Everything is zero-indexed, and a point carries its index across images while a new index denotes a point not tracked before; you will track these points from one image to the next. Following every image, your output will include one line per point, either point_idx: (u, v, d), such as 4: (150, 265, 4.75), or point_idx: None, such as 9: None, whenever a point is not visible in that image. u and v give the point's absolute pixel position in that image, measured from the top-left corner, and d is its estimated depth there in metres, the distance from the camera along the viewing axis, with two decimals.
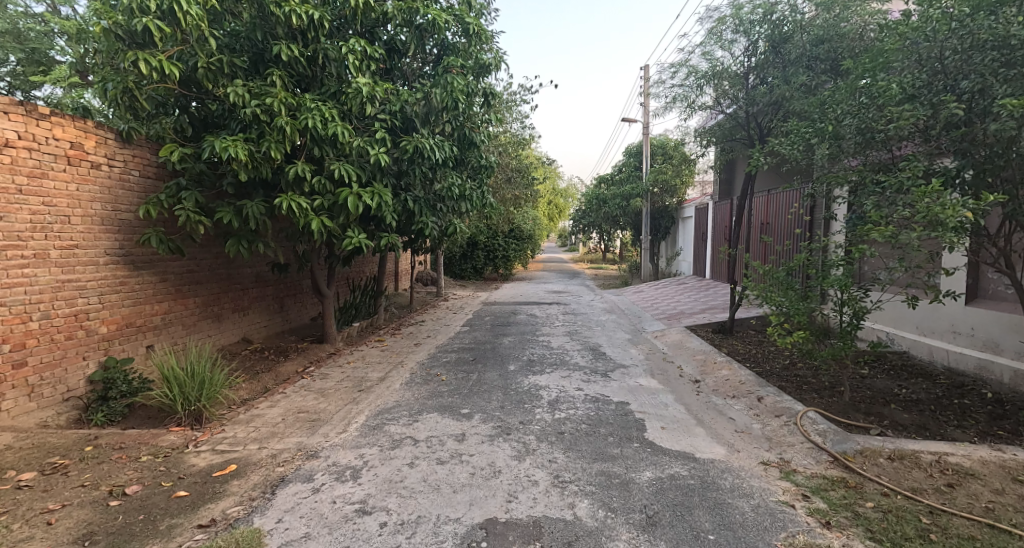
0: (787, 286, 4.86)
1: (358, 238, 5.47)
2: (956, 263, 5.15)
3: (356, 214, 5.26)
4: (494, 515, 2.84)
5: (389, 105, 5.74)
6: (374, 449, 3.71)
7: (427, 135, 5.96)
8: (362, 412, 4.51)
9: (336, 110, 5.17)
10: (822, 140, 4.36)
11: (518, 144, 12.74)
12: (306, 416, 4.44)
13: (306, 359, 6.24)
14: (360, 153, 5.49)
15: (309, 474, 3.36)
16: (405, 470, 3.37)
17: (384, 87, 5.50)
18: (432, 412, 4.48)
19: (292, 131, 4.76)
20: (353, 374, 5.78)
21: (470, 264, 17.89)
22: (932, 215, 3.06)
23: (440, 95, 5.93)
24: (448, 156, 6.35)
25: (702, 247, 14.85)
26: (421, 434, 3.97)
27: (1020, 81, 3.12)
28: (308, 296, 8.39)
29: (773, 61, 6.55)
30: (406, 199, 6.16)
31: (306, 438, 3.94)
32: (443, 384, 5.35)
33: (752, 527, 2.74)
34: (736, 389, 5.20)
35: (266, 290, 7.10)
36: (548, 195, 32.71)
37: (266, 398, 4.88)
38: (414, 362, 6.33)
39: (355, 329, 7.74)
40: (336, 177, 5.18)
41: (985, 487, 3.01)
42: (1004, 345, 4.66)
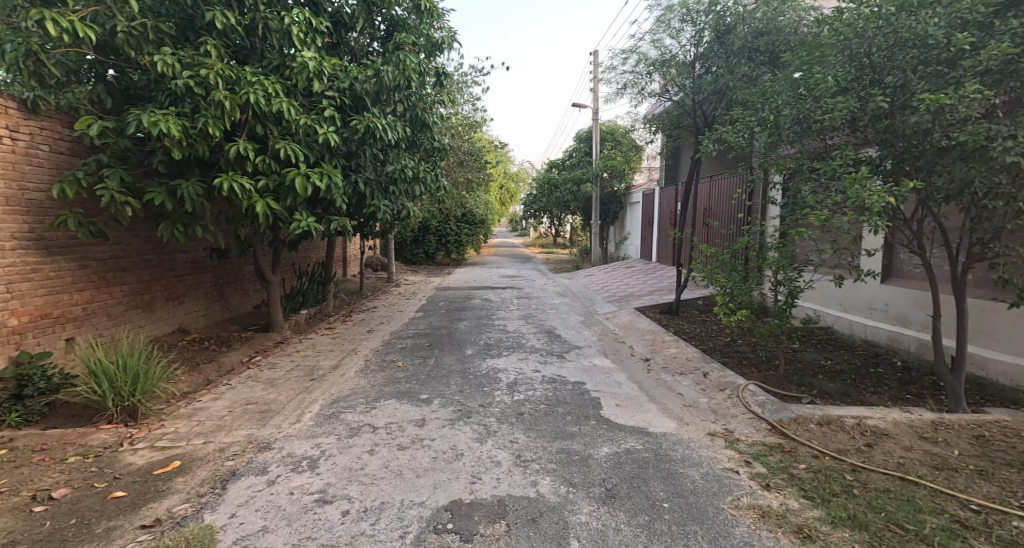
0: (732, 268, 5.26)
1: (307, 221, 5.30)
2: (875, 245, 5.62)
3: (304, 196, 5.04)
4: (459, 497, 2.92)
5: (338, 82, 5.54)
6: (331, 438, 3.69)
7: (379, 114, 5.77)
8: (316, 401, 4.47)
9: (279, 85, 4.95)
10: (763, 128, 4.62)
11: (470, 127, 12.71)
12: (255, 407, 4.35)
13: (251, 349, 6.05)
14: (307, 132, 5.29)
15: (262, 466, 3.32)
16: (366, 457, 3.40)
17: (331, 63, 5.30)
18: (390, 399, 4.48)
19: (232, 107, 4.51)
20: (304, 362, 5.69)
21: (422, 249, 17.69)
22: (860, 201, 3.37)
23: (392, 72, 5.72)
24: (400, 137, 6.25)
25: (650, 231, 15.39)
26: (379, 421, 3.98)
27: (933, 78, 3.41)
28: (251, 283, 8.09)
29: (717, 51, 6.82)
30: (357, 181, 6.01)
31: (256, 430, 3.87)
32: (400, 370, 5.35)
33: (702, 493, 2.96)
34: (683, 365, 5.51)
35: (202, 277, 6.79)
36: (499, 179, 32.63)
37: (208, 390, 4.73)
38: (368, 349, 6.28)
39: (304, 317, 7.55)
40: (282, 156, 4.97)
41: (897, 445, 3.34)
42: (912, 318, 5.13)
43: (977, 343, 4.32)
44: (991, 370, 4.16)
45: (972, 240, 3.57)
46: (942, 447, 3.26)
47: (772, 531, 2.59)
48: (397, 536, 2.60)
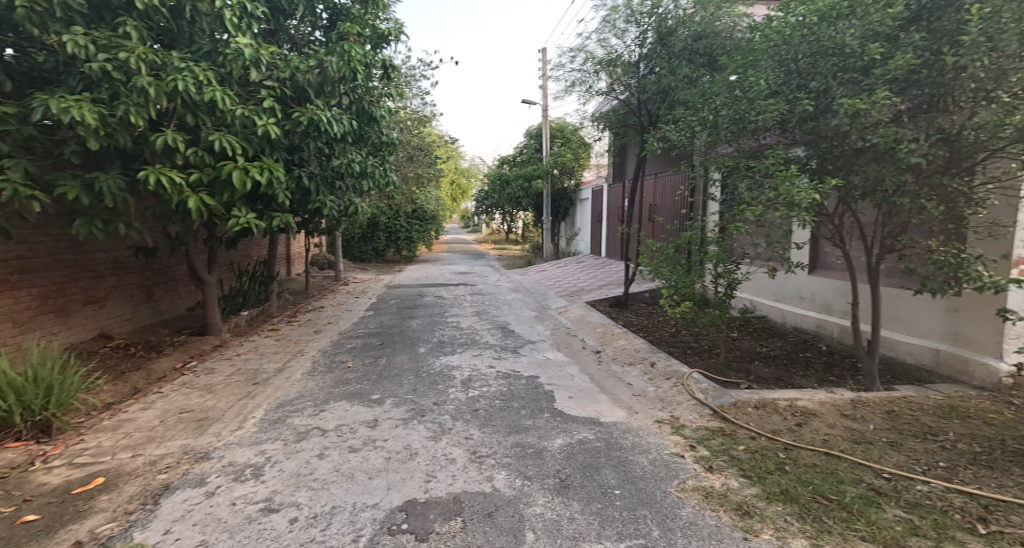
0: (676, 262, 5.53)
1: (246, 217, 5.08)
2: (803, 239, 6.01)
3: (243, 191, 4.77)
4: (413, 496, 2.88)
5: (277, 72, 5.36)
6: (276, 444, 3.57)
7: (323, 106, 5.55)
8: (259, 406, 4.32)
9: (211, 72, 4.69)
10: (704, 128, 4.86)
11: (419, 122, 12.62)
12: (190, 416, 4.14)
13: (186, 354, 5.77)
14: (245, 124, 5.04)
15: (200, 477, 3.13)
16: (315, 462, 3.30)
17: (269, 50, 5.09)
18: (340, 400, 4.43)
19: (157, 94, 4.21)
20: (245, 366, 5.49)
21: (371, 246, 17.34)
22: (790, 198, 3.63)
23: (337, 64, 5.53)
24: (346, 131, 6.04)
25: (598, 227, 15.80)
26: (329, 424, 3.91)
27: (849, 85, 3.61)
28: (183, 284, 7.74)
29: (660, 52, 7.08)
30: (301, 176, 5.84)
31: (192, 440, 3.67)
32: (350, 371, 5.29)
33: (651, 478, 3.13)
34: (632, 356, 5.75)
35: (127, 278, 6.45)
36: (449, 175, 32.47)
37: (136, 400, 4.46)
38: (315, 350, 6.16)
39: (245, 318, 7.26)
40: (217, 149, 4.68)
41: (823, 423, 3.63)
42: (834, 306, 5.55)
43: (889, 327, 4.74)
44: (900, 351, 4.59)
45: (884, 232, 3.90)
46: (861, 423, 3.57)
47: (714, 510, 2.75)
48: (350, 540, 2.51)
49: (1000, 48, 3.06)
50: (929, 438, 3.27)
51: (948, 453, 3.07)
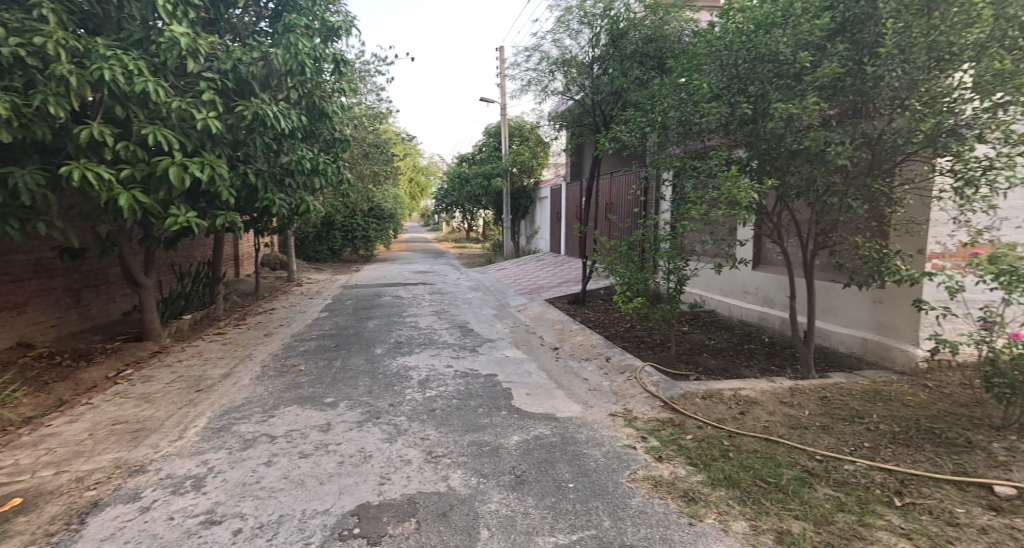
0: (629, 259, 5.70)
1: (185, 216, 4.86)
2: (747, 236, 6.28)
3: (182, 188, 4.55)
4: (366, 500, 2.87)
5: (217, 63, 5.10)
6: (220, 453, 3.45)
7: (269, 101, 5.34)
8: (202, 414, 4.16)
9: (142, 61, 4.45)
10: (652, 129, 5.01)
11: (374, 118, 12.43)
12: (125, 427, 3.93)
13: (121, 361, 5.49)
14: (182, 117, 4.79)
15: (133, 492, 2.98)
16: (262, 470, 3.21)
17: (208, 41, 4.86)
18: (291, 405, 4.34)
19: (79, 82, 3.93)
20: (188, 373, 5.28)
21: (326, 245, 16.94)
22: (731, 197, 3.81)
23: (282, 57, 5.39)
24: (295, 127, 5.86)
25: (557, 225, 16.04)
26: (278, 430, 3.82)
27: (784, 90, 3.81)
28: (117, 287, 7.38)
29: (612, 54, 7.25)
30: (246, 173, 5.64)
31: (126, 453, 3.49)
32: (302, 375, 5.19)
33: (603, 470, 3.23)
34: (589, 351, 5.88)
35: (52, 281, 6.11)
36: (407, 172, 32.14)
37: (63, 413, 4.19)
38: (264, 354, 6.00)
39: (187, 322, 6.96)
40: (151, 143, 4.44)
41: (764, 410, 3.83)
42: (775, 299, 5.85)
43: (824, 319, 5.04)
44: (833, 340, 4.89)
45: (817, 230, 4.14)
46: (797, 409, 3.79)
47: (662, 498, 2.88)
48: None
49: (911, 60, 3.32)
50: (856, 421, 3.50)
51: (872, 434, 3.30)
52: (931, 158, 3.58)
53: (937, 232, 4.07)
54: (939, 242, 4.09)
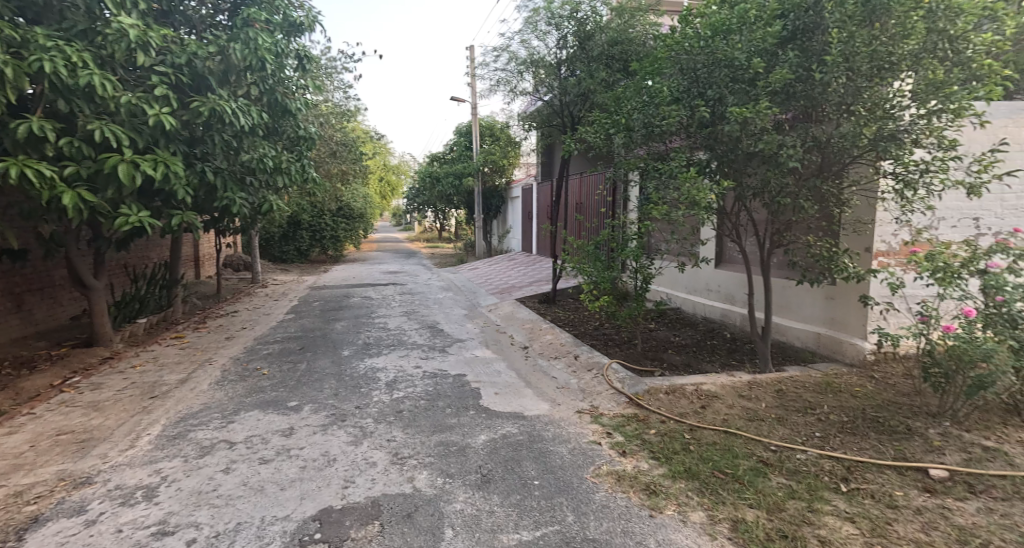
0: (596, 258, 5.78)
1: (137, 214, 4.68)
2: (710, 236, 6.44)
3: (133, 186, 4.39)
4: (329, 505, 2.85)
5: (171, 56, 4.94)
6: (175, 462, 3.36)
7: (227, 97, 5.19)
8: (156, 422, 4.03)
9: (87, 53, 4.27)
10: (617, 130, 5.09)
11: (341, 116, 12.24)
12: (70, 438, 3.78)
13: (68, 369, 5.27)
14: (132, 112, 4.62)
15: (79, 505, 2.87)
16: (219, 477, 3.14)
17: (160, 33, 4.70)
18: (252, 410, 4.26)
19: (15, 74, 3.74)
20: (141, 380, 5.11)
21: (292, 245, 16.59)
22: (691, 197, 3.91)
23: (240, 51, 5.21)
24: (256, 124, 5.73)
25: (529, 225, 16.12)
26: (238, 436, 3.75)
27: (740, 94, 3.93)
28: (63, 290, 7.09)
29: (580, 56, 7.32)
30: (204, 171, 5.47)
31: (72, 464, 3.36)
32: (265, 379, 5.09)
33: (569, 467, 3.28)
34: (558, 350, 5.93)
35: None
36: (378, 171, 31.76)
37: (3, 424, 4.01)
38: (225, 358, 5.85)
39: (141, 327, 6.73)
40: (98, 139, 4.26)
41: (723, 404, 3.95)
42: (736, 297, 6.02)
43: (781, 315, 5.21)
44: (789, 335, 5.07)
45: (773, 229, 4.29)
46: (755, 402, 3.92)
47: (625, 492, 2.94)
48: None
49: (855, 68, 3.48)
50: (808, 412, 3.65)
51: (822, 424, 3.45)
52: (875, 161, 3.75)
53: (882, 232, 4.27)
54: (884, 240, 4.28)
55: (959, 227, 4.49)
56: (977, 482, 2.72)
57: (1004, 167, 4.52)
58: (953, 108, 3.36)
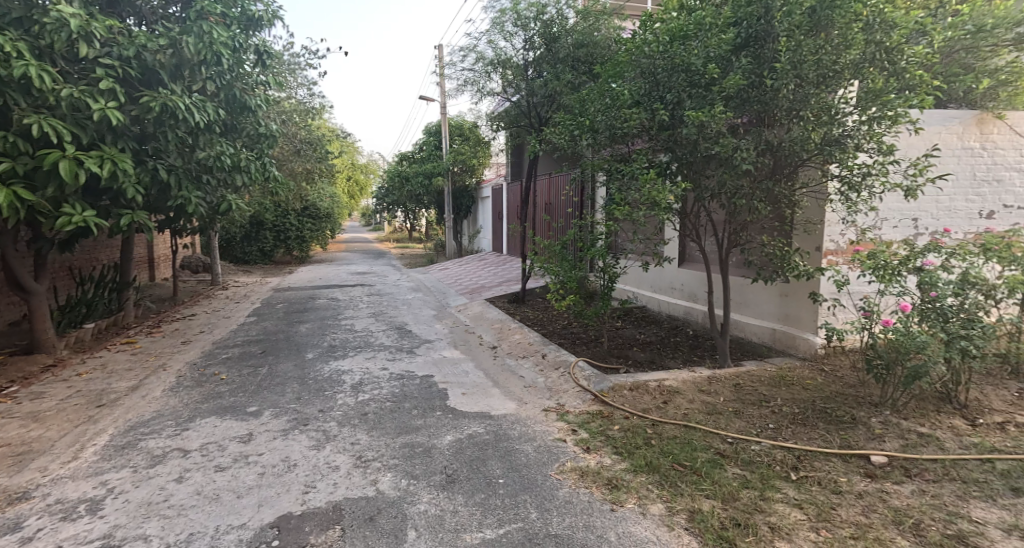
0: (564, 258, 5.84)
1: (81, 213, 4.48)
2: (673, 235, 6.59)
3: (78, 184, 4.21)
4: (288, 511, 2.80)
5: (117, 49, 4.75)
6: (123, 472, 3.24)
7: (180, 92, 5.02)
8: (103, 432, 3.88)
9: (24, 44, 4.07)
10: (581, 131, 5.16)
11: (306, 114, 12.00)
12: (7, 451, 3.60)
13: (7, 378, 5.01)
14: (76, 107, 4.43)
15: (14, 522, 2.74)
16: (170, 487, 3.05)
17: (105, 24, 4.52)
18: (208, 417, 4.15)
19: None
20: (88, 388, 4.90)
21: (255, 246, 16.19)
22: (652, 198, 4.00)
23: (193, 45, 5.04)
24: (213, 121, 5.56)
25: (499, 225, 16.14)
26: (192, 444, 3.64)
27: (696, 98, 4.04)
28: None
29: (546, 57, 7.38)
30: (157, 168, 5.29)
31: (9, 479, 3.21)
32: (223, 384, 4.96)
33: (533, 465, 3.31)
34: (526, 349, 5.97)
35: None
36: (346, 169, 31.26)
37: None
38: (181, 364, 5.67)
39: (89, 332, 6.45)
40: (37, 135, 4.07)
41: (684, 399, 4.06)
42: (698, 295, 6.18)
43: (739, 312, 5.38)
44: (747, 331, 5.24)
45: (730, 229, 4.43)
46: (713, 396, 4.04)
47: (587, 487, 2.98)
48: None
49: (803, 75, 3.62)
50: (762, 405, 3.78)
51: (775, 416, 3.58)
52: (823, 164, 3.92)
53: (830, 231, 4.46)
54: (832, 239, 4.47)
55: (900, 227, 4.73)
56: (912, 466, 2.88)
57: (937, 171, 4.79)
58: (889, 115, 3.54)
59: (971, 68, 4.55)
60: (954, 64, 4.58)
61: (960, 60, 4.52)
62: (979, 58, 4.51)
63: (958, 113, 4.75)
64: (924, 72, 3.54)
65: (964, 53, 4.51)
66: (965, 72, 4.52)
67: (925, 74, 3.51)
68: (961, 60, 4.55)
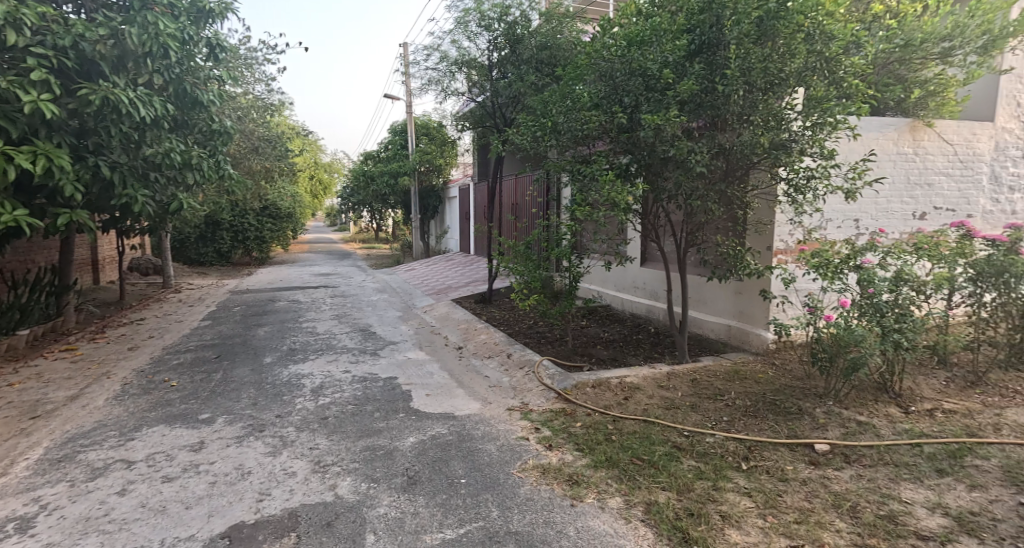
0: (528, 257, 5.87)
1: (12, 212, 4.23)
2: (635, 236, 6.72)
3: (9, 181, 3.98)
4: (240, 520, 2.73)
5: (53, 38, 4.52)
6: (59, 487, 3.09)
7: (124, 85, 4.81)
8: (38, 445, 3.69)
9: None
10: (543, 132, 5.20)
11: (264, 110, 11.67)
12: None
13: None
14: (7, 100, 4.19)
15: None
16: (111, 501, 2.93)
17: (37, 11, 4.28)
18: (156, 426, 4.00)
19: None
20: (23, 398, 4.65)
21: (212, 247, 15.67)
22: (612, 198, 4.07)
23: (137, 36, 4.82)
24: (161, 115, 5.34)
25: (466, 224, 16.11)
26: (137, 455, 3.50)
27: (653, 101, 4.13)
28: None
29: (510, 58, 7.41)
30: (97, 164, 5.05)
31: None
32: (173, 391, 4.78)
33: (495, 464, 3.32)
34: (491, 349, 5.98)
35: None
36: (308, 168, 30.54)
37: None
38: (128, 371, 5.44)
39: (24, 339, 6.10)
40: None
41: (644, 395, 4.15)
42: (659, 293, 6.32)
43: (697, 309, 5.53)
44: (705, 328, 5.39)
45: (687, 229, 4.55)
46: (672, 391, 4.15)
47: (549, 484, 3.02)
48: None
49: (752, 82, 3.76)
50: (717, 399, 3.90)
51: (729, 409, 3.70)
52: (772, 167, 4.07)
53: (780, 231, 4.64)
54: (782, 239, 4.66)
55: (843, 227, 4.96)
56: (852, 453, 3.03)
57: (874, 174, 5.04)
58: (829, 122, 3.75)
59: (903, 79, 5.11)
60: (890, 74, 5.14)
61: (894, 71, 5.07)
62: (911, 70, 5.06)
63: (894, 120, 5.00)
64: (859, 82, 3.86)
65: (897, 65, 5.04)
66: (897, 82, 5.10)
67: (861, 84, 3.82)
68: (895, 70, 5.10)
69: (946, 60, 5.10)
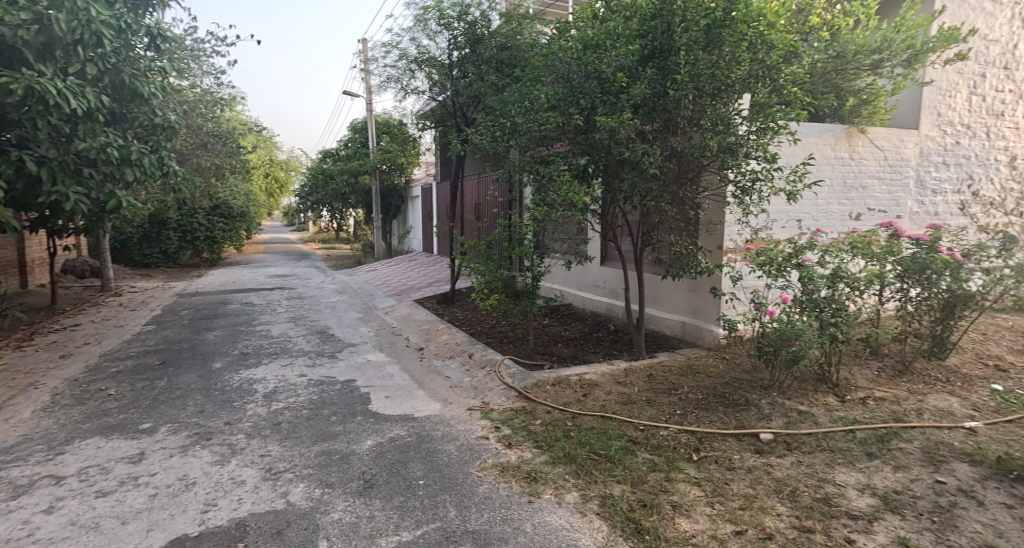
0: (489, 257, 5.87)
1: None
2: (594, 235, 6.83)
3: None
4: (183, 533, 2.63)
5: None
6: None
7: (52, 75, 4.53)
8: None
9: None
10: (502, 132, 5.21)
11: (214, 105, 11.22)
12: None
13: None
14: None
15: None
16: (39, 519, 2.76)
17: None
18: (92, 438, 3.79)
19: None
20: None
21: (158, 248, 14.99)
22: (569, 198, 4.12)
23: (67, 22, 4.55)
24: (96, 107, 5.07)
25: (429, 224, 15.99)
26: (69, 469, 3.32)
27: (608, 102, 4.20)
28: None
29: (470, 57, 7.39)
30: (23, 158, 4.75)
31: None
32: (111, 400, 4.55)
33: (454, 464, 3.31)
34: (452, 350, 5.95)
35: None
36: (263, 166, 29.60)
37: None
38: (63, 380, 5.15)
39: None
40: None
41: (603, 391, 4.22)
42: (618, 291, 6.45)
43: (653, 307, 5.67)
44: (661, 325, 5.52)
45: (643, 228, 4.65)
46: (629, 387, 4.23)
47: (507, 482, 3.03)
48: None
49: (701, 87, 3.88)
50: (671, 393, 4.01)
51: (682, 403, 3.81)
52: (720, 169, 4.21)
53: (729, 231, 4.82)
54: (731, 239, 4.83)
55: (787, 227, 5.19)
56: (793, 441, 3.17)
57: (814, 177, 5.30)
58: (771, 128, 3.93)
59: (839, 88, 5.32)
60: (828, 83, 5.31)
61: (830, 81, 5.25)
62: (845, 79, 5.25)
63: (831, 126, 5.28)
64: (798, 90, 4.04)
65: (833, 75, 5.21)
66: (832, 91, 5.29)
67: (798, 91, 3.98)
68: (832, 80, 5.27)
69: (876, 71, 5.32)
